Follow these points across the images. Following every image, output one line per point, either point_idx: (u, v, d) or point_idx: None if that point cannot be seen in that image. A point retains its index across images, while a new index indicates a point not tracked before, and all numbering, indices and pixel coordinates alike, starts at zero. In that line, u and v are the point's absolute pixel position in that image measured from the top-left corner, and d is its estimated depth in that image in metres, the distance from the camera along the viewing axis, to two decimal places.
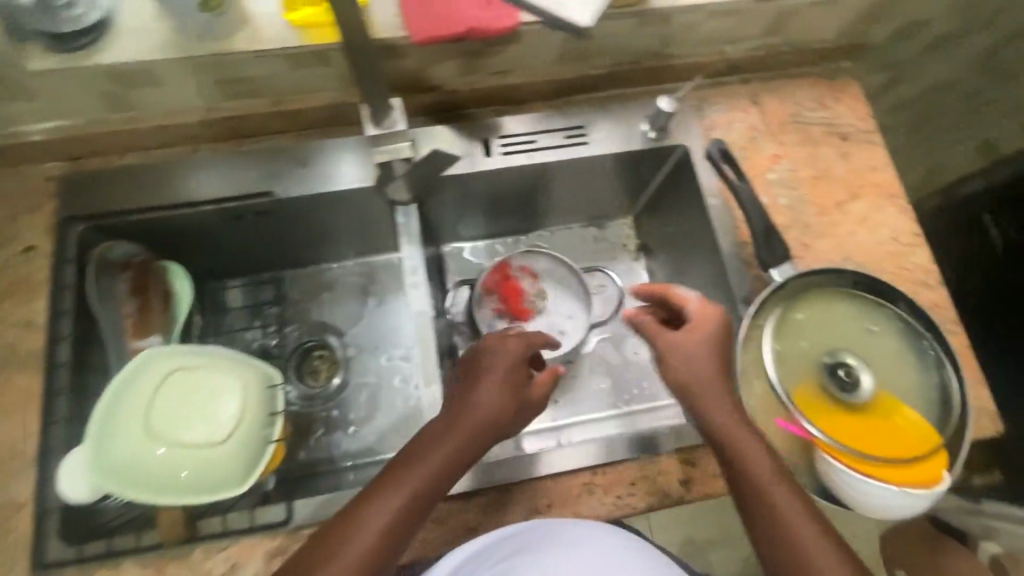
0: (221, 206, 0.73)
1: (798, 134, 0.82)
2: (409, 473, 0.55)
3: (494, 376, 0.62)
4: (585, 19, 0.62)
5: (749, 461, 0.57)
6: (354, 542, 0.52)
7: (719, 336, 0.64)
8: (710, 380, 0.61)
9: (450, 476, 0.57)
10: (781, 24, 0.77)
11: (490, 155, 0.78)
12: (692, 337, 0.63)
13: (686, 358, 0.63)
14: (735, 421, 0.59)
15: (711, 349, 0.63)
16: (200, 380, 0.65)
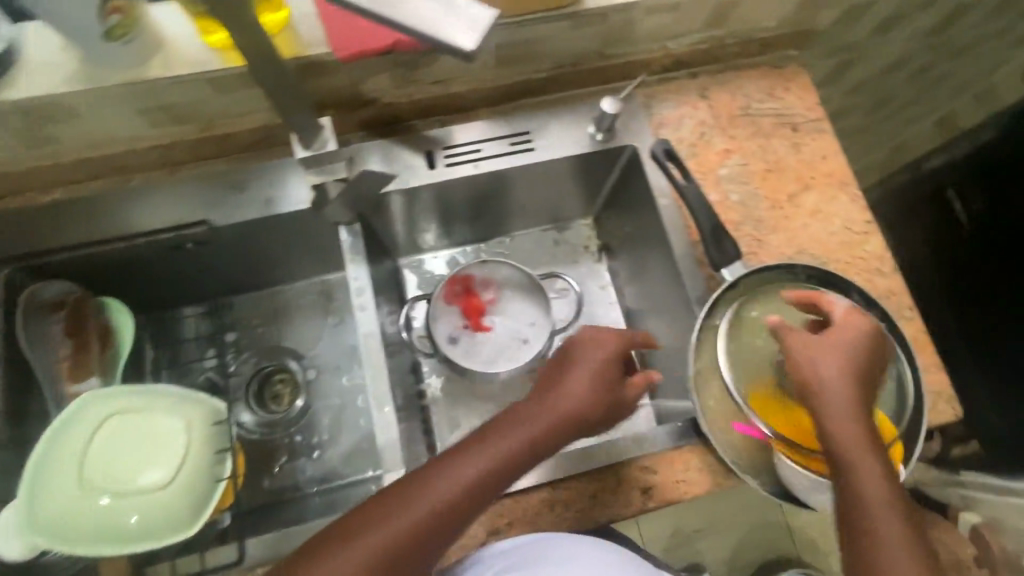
0: (156, 237, 0.71)
1: (749, 127, 0.81)
2: (487, 450, 0.57)
3: (597, 374, 0.63)
4: (467, 40, 0.36)
5: (855, 463, 0.54)
6: (415, 506, 0.54)
7: (860, 341, 0.59)
8: (840, 383, 0.57)
9: (525, 465, 0.59)
10: (722, 17, 0.76)
11: (434, 167, 0.76)
12: (838, 338, 0.59)
13: (823, 359, 0.58)
14: (851, 421, 0.55)
15: (854, 354, 0.58)
16: (138, 422, 0.63)
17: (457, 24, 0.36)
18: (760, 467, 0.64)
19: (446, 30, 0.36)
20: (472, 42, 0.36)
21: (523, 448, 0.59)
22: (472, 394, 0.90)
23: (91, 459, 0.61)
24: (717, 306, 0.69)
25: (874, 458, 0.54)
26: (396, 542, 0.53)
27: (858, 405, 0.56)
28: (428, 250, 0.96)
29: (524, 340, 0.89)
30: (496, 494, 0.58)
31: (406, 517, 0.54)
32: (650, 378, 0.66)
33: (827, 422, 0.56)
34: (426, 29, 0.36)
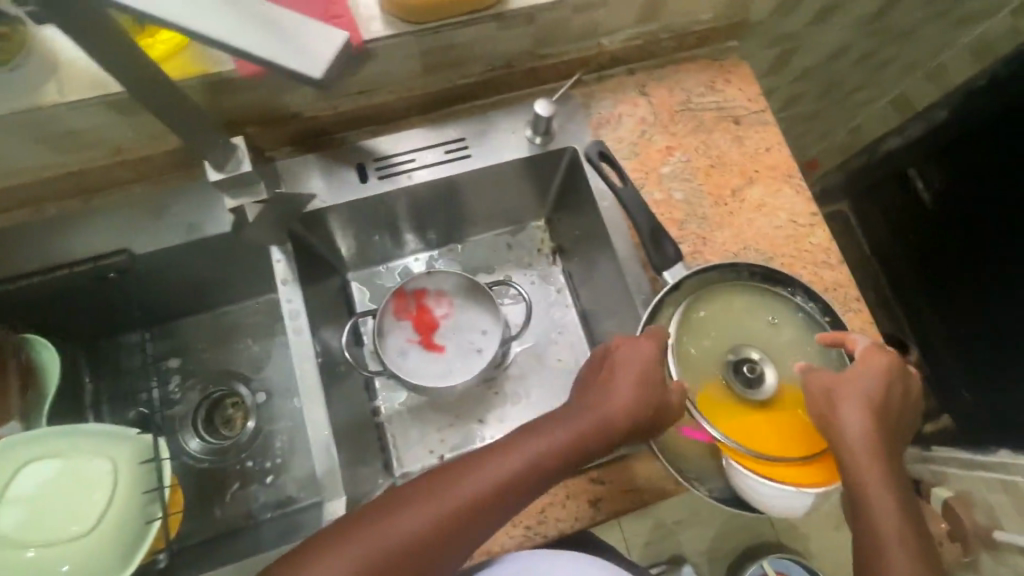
0: (75, 269, 0.67)
1: (690, 122, 0.79)
2: (524, 448, 0.60)
3: (640, 377, 0.62)
4: (314, 68, 0.36)
5: (875, 500, 0.58)
6: (442, 500, 0.57)
7: (879, 378, 0.61)
8: (867, 429, 0.58)
9: (561, 466, 0.61)
10: (654, 11, 0.74)
11: (366, 180, 0.74)
12: (858, 379, 0.60)
13: (851, 406, 0.59)
14: (874, 461, 0.58)
15: (872, 393, 0.60)
16: (63, 466, 0.61)
17: (303, 50, 0.36)
18: (713, 474, 0.63)
19: (290, 57, 0.36)
20: (318, 70, 0.36)
21: (560, 447, 0.61)
22: (428, 409, 0.87)
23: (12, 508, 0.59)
24: (662, 308, 0.67)
25: (890, 493, 0.58)
26: (418, 532, 0.55)
27: (880, 445, 0.59)
28: (380, 261, 0.92)
29: (477, 349, 0.86)
30: (531, 492, 0.59)
31: (431, 509, 0.56)
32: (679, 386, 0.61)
33: (854, 468, 0.57)
34: (267, 56, 0.35)
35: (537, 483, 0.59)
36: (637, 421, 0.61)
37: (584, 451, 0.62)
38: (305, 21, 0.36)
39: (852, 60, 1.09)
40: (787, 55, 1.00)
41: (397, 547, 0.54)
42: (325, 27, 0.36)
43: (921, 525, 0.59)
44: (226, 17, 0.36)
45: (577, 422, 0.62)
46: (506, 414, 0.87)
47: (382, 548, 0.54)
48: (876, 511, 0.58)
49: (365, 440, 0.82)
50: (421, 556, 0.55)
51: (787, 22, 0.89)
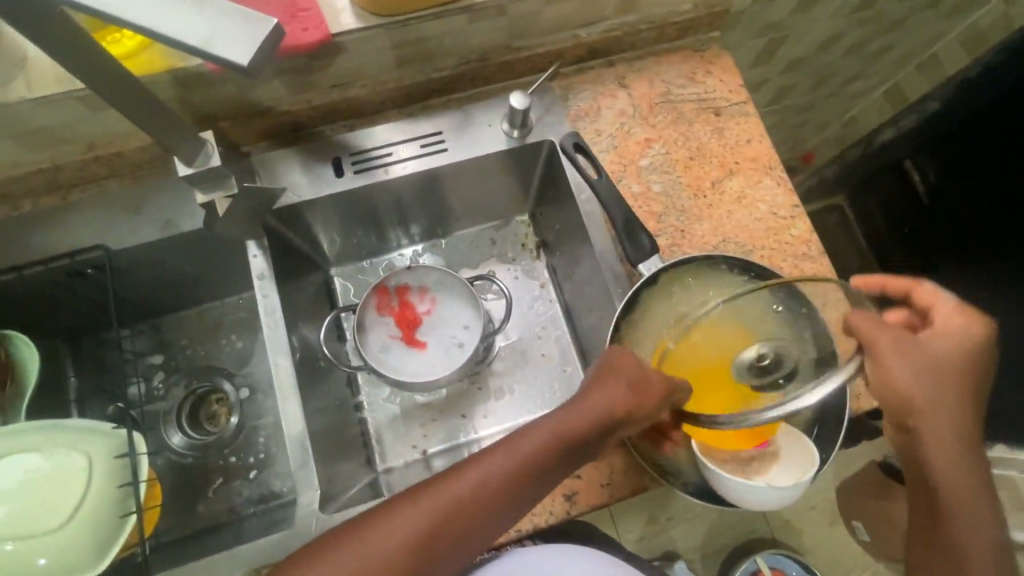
0: (48, 265, 0.67)
1: (669, 114, 0.79)
2: (519, 447, 0.57)
3: (632, 373, 0.59)
4: (239, 56, 0.35)
5: (942, 465, 0.56)
6: (424, 507, 0.54)
7: (956, 343, 0.57)
8: (938, 392, 0.56)
9: (561, 461, 0.58)
10: (630, 2, 0.73)
11: (342, 175, 0.74)
12: (932, 340, 0.56)
13: (926, 365, 0.55)
14: (946, 425, 0.56)
15: (947, 356, 0.56)
16: (40, 459, 0.60)
17: (231, 38, 0.35)
18: (688, 468, 0.63)
19: (219, 46, 0.35)
20: (242, 58, 0.35)
21: (557, 444, 0.58)
22: (412, 404, 0.87)
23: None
24: (637, 299, 0.67)
25: (961, 459, 0.56)
26: (401, 542, 0.53)
27: (954, 403, 0.56)
28: (362, 257, 0.91)
29: (459, 344, 0.86)
30: (533, 491, 0.57)
31: (414, 518, 0.54)
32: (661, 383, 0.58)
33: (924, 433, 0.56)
34: (197, 44, 0.35)
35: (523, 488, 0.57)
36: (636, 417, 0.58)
37: (585, 446, 0.59)
38: (234, 7, 0.36)
39: (841, 51, 1.07)
40: (774, 47, 0.99)
41: (382, 557, 0.52)
42: (254, 14, 0.36)
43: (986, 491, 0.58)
44: (170, 6, 0.36)
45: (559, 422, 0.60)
46: (490, 408, 0.86)
47: (383, 550, 0.53)
48: (942, 476, 0.56)
49: (347, 436, 0.82)
50: (423, 555, 0.53)
51: (772, 11, 0.87)
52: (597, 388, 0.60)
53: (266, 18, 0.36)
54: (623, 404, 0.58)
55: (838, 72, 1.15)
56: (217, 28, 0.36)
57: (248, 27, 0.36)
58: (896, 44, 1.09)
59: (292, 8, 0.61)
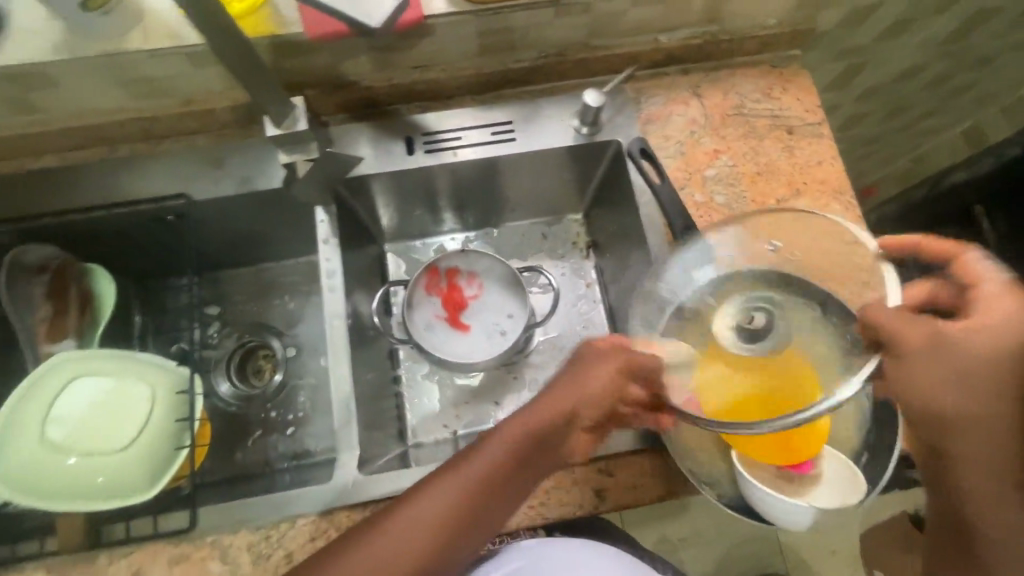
0: (137, 208, 0.72)
1: (740, 127, 0.78)
2: (500, 444, 0.58)
3: (589, 365, 0.61)
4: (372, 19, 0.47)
5: (972, 486, 0.56)
6: (420, 515, 0.55)
7: (1010, 346, 0.54)
8: (975, 401, 0.55)
9: (537, 452, 0.59)
10: (716, 11, 0.74)
11: (413, 153, 0.76)
12: (982, 337, 0.54)
13: (966, 381, 0.54)
14: (987, 444, 0.55)
15: (998, 350, 0.54)
16: (107, 385, 0.64)
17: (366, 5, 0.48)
18: (722, 476, 0.63)
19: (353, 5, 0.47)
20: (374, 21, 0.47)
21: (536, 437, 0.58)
22: (449, 385, 0.89)
23: (52, 418, 0.62)
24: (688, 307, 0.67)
25: (1006, 487, 0.55)
26: (406, 548, 0.54)
27: (1000, 407, 0.54)
28: (416, 236, 0.93)
29: (501, 332, 0.88)
30: (517, 485, 0.58)
31: (415, 525, 0.54)
32: (612, 351, 0.62)
33: (956, 440, 0.55)
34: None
35: (505, 488, 0.57)
36: (607, 400, 0.60)
37: (558, 437, 0.60)
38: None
39: (924, 83, 1.04)
40: (855, 72, 0.97)
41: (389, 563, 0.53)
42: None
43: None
44: None
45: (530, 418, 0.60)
46: (523, 399, 0.87)
47: (391, 552, 0.54)
48: (982, 507, 0.55)
49: (383, 406, 0.84)
50: (431, 556, 0.54)
51: (856, 35, 0.86)
52: (562, 386, 0.60)
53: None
54: (592, 391, 0.60)
55: (917, 105, 1.12)
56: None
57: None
58: (982, 81, 1.05)
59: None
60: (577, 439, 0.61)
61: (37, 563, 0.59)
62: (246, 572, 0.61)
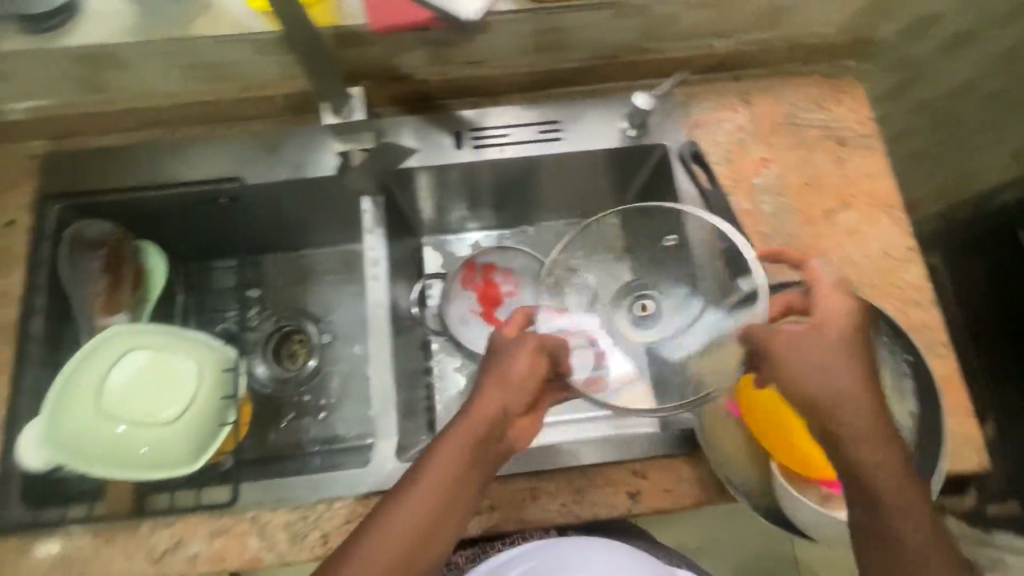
0: (193, 189, 0.74)
1: (790, 136, 0.77)
2: (448, 456, 0.57)
3: (506, 356, 0.62)
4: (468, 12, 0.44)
5: (874, 481, 0.55)
6: (387, 536, 0.55)
7: (843, 337, 0.59)
8: (847, 392, 0.57)
9: (485, 456, 0.59)
10: (772, 19, 0.73)
11: (461, 147, 0.76)
12: (832, 331, 0.59)
13: (829, 387, 0.57)
14: (871, 432, 0.56)
15: (843, 341, 0.58)
16: (157, 358, 0.66)
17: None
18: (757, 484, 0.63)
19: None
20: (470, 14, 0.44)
21: (479, 442, 0.58)
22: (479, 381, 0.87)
23: (102, 387, 0.63)
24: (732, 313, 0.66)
25: (899, 476, 0.55)
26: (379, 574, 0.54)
27: (867, 396, 0.57)
28: (455, 231, 0.92)
29: None
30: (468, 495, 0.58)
31: (388, 547, 0.55)
32: (519, 337, 0.64)
33: (847, 435, 0.56)
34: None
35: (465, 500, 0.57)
36: (530, 387, 0.61)
37: (500, 434, 0.60)
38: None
39: None
40: (905, 86, 0.96)
41: None
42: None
43: (941, 532, 0.55)
44: None
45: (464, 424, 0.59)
46: None
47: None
48: (895, 517, 0.54)
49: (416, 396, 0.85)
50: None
51: (912, 48, 0.85)
52: (486, 384, 0.61)
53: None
54: (514, 380, 0.60)
55: None
56: None
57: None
58: None
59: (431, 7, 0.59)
60: (517, 429, 0.61)
61: (85, 527, 0.61)
62: (282, 550, 0.62)
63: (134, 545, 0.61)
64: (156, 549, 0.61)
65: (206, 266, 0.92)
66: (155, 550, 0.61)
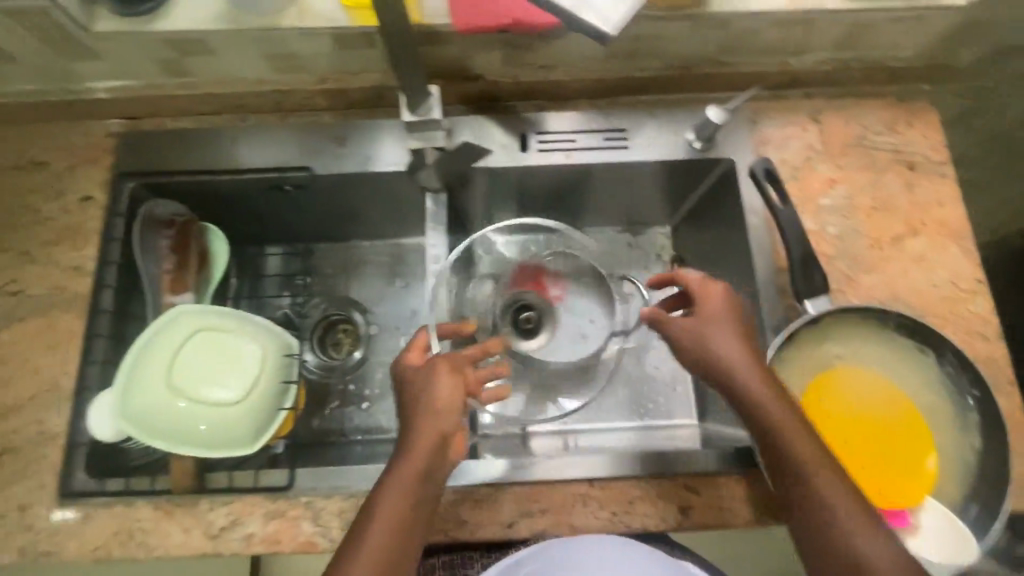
0: (262, 175, 0.75)
1: (859, 158, 0.76)
2: (402, 485, 0.55)
3: (423, 384, 0.60)
4: (608, 26, 0.37)
5: (796, 461, 0.53)
6: None
7: (731, 316, 0.60)
8: (743, 371, 0.57)
9: (433, 480, 0.56)
10: (851, 38, 0.73)
11: (527, 150, 0.76)
12: (714, 308, 0.60)
13: (721, 364, 0.58)
14: (778, 412, 0.55)
15: (730, 319, 0.60)
16: (219, 339, 0.67)
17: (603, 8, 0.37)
18: None
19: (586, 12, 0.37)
20: (610, 28, 0.37)
21: (424, 468, 0.55)
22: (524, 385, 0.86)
23: (165, 364, 0.64)
24: (797, 334, 0.65)
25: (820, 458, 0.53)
26: None
27: (764, 374, 0.57)
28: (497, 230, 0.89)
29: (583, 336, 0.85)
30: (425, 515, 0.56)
31: None
32: (426, 361, 0.62)
33: (751, 416, 0.56)
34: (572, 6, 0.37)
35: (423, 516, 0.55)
36: (459, 407, 0.59)
37: (444, 462, 0.57)
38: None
39: None
40: None
41: None
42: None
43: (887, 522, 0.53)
44: None
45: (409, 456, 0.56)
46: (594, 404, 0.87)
47: None
48: (837, 517, 0.51)
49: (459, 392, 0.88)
50: None
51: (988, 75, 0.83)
52: (418, 414, 0.58)
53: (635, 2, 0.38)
54: (440, 406, 0.58)
55: None
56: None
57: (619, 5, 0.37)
58: None
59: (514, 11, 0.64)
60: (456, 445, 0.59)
61: (147, 500, 0.63)
62: (335, 536, 0.63)
63: (193, 521, 0.63)
64: (213, 526, 0.63)
65: (255, 253, 0.91)
66: (212, 527, 0.63)
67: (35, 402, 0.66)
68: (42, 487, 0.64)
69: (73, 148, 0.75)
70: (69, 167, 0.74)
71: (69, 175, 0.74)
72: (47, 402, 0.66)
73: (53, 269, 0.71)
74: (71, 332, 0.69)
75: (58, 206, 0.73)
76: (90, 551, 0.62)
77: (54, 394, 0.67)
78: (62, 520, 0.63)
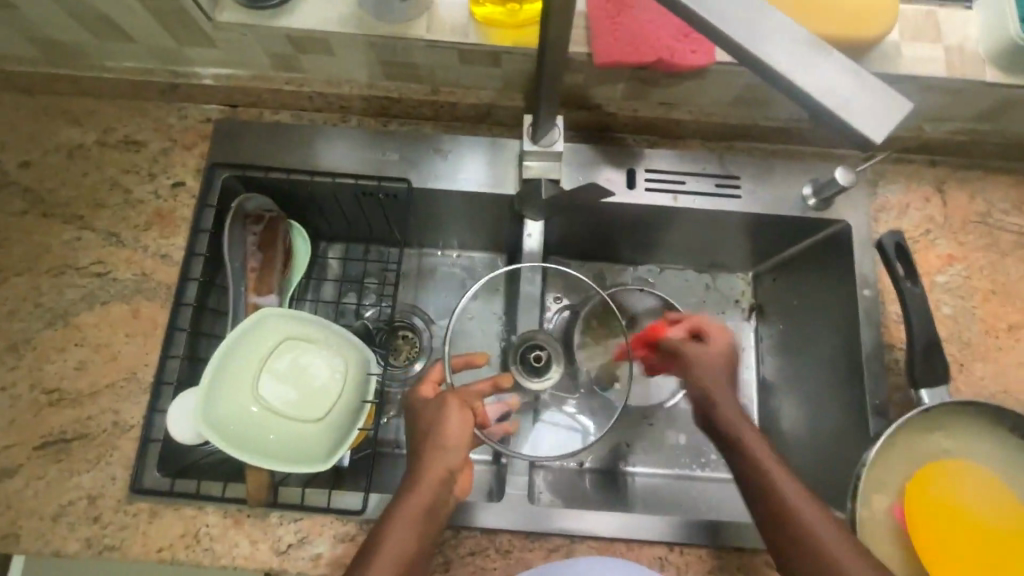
0: (357, 181, 0.71)
1: (983, 236, 0.72)
2: (408, 517, 0.52)
3: (432, 420, 0.57)
4: (873, 132, 0.34)
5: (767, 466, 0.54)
6: None
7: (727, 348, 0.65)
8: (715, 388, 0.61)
9: (435, 514, 0.53)
10: (992, 110, 0.69)
11: (633, 187, 0.72)
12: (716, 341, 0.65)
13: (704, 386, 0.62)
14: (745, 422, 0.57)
15: (725, 352, 0.64)
16: (299, 347, 0.65)
17: (868, 111, 0.34)
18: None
19: (849, 112, 0.34)
20: (878, 134, 0.34)
21: (431, 505, 0.53)
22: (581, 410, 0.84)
23: (241, 365, 0.63)
24: (909, 416, 0.61)
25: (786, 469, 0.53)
26: None
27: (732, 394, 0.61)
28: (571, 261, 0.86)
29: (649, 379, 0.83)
30: (427, 547, 0.52)
31: None
32: (436, 395, 0.60)
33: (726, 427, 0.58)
34: (829, 102, 0.34)
35: (427, 539, 0.52)
36: (468, 443, 0.57)
37: (448, 498, 0.55)
38: (847, 64, 0.35)
39: None
40: None
41: None
42: (889, 90, 0.35)
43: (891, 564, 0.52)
44: (797, 57, 0.35)
45: (415, 489, 0.53)
46: (652, 449, 0.82)
47: None
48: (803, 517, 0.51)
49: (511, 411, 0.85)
50: None
51: None
52: (428, 450, 0.55)
53: (901, 99, 0.35)
54: (450, 439, 0.56)
55: None
56: (844, 96, 0.35)
57: (888, 110, 0.34)
58: None
59: (655, 48, 0.63)
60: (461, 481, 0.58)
61: (217, 506, 0.62)
62: None
63: (262, 534, 0.62)
64: (283, 542, 0.62)
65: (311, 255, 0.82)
66: (282, 543, 0.61)
67: (113, 389, 0.65)
68: (113, 479, 0.63)
69: (170, 131, 0.73)
70: (163, 150, 0.73)
71: (163, 158, 0.72)
72: (124, 393, 0.65)
73: (139, 254, 0.70)
74: (154, 322, 0.68)
75: (150, 188, 0.71)
76: (155, 551, 0.61)
77: (133, 384, 0.66)
78: (129, 515, 0.62)
